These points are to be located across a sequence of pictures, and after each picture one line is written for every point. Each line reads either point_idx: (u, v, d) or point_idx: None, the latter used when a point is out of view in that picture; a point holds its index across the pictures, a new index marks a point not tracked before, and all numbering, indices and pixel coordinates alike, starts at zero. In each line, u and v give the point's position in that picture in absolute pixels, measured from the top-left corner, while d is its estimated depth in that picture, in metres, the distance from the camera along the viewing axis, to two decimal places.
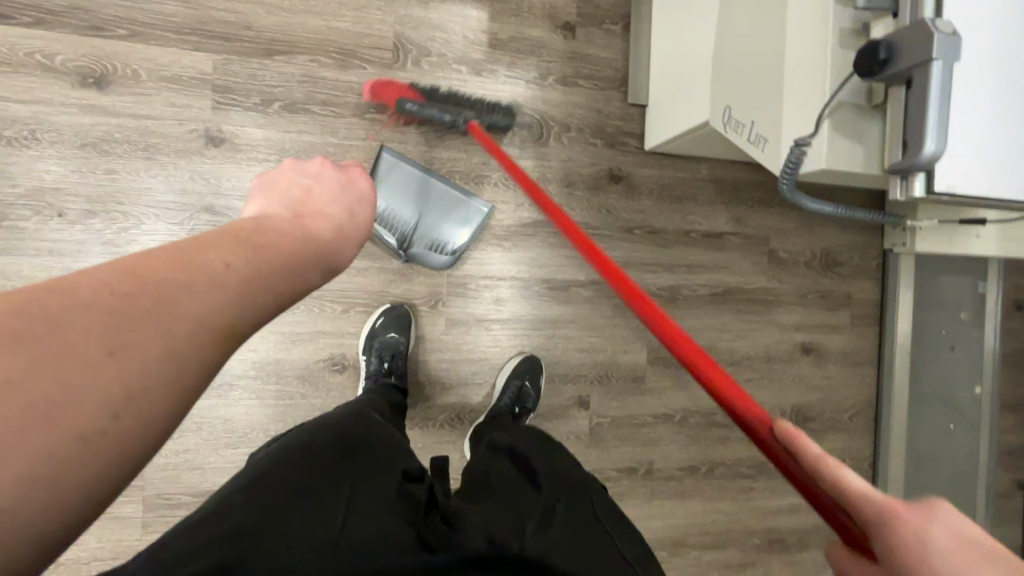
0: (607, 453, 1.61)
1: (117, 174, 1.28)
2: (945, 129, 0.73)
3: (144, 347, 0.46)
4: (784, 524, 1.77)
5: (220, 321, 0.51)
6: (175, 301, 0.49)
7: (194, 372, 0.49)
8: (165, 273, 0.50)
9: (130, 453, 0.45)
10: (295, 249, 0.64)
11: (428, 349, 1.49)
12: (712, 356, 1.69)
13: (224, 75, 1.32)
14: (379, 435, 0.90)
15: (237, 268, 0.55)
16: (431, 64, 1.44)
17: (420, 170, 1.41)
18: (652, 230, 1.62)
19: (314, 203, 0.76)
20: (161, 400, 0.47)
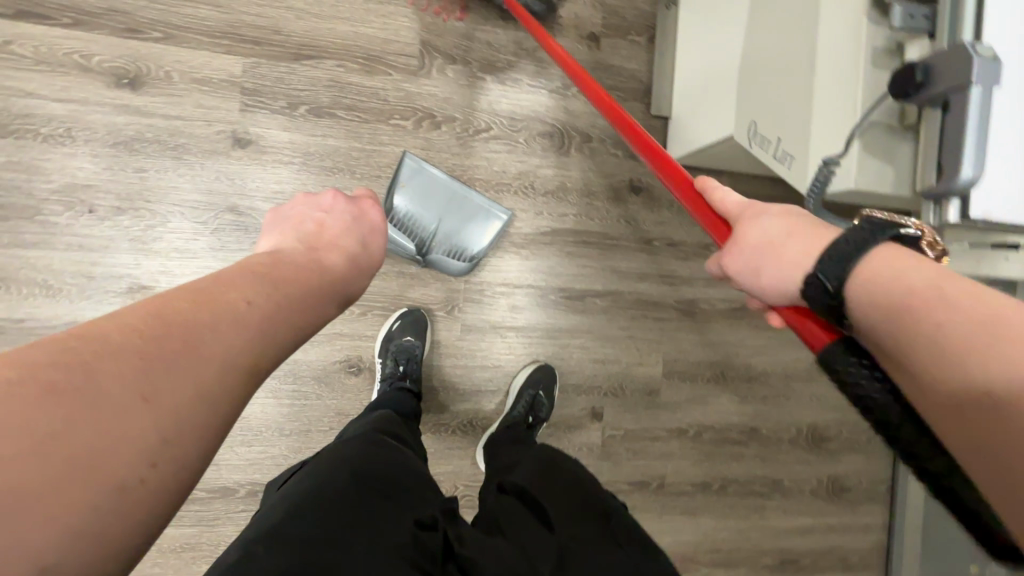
0: (619, 465, 1.59)
1: (146, 172, 1.30)
2: (983, 154, 0.71)
3: (177, 392, 0.47)
4: (797, 546, 1.74)
5: (248, 355, 0.53)
6: (203, 341, 0.50)
7: (222, 412, 0.50)
8: (189, 316, 0.51)
9: (165, 498, 0.46)
10: (309, 283, 0.66)
11: (443, 354, 1.49)
12: (728, 371, 1.67)
13: (253, 78, 1.35)
14: (390, 474, 0.93)
15: (258, 305, 0.57)
16: (456, 71, 1.46)
17: (443, 175, 1.42)
18: (671, 242, 1.61)
19: (325, 236, 0.75)
20: (195, 440, 0.47)
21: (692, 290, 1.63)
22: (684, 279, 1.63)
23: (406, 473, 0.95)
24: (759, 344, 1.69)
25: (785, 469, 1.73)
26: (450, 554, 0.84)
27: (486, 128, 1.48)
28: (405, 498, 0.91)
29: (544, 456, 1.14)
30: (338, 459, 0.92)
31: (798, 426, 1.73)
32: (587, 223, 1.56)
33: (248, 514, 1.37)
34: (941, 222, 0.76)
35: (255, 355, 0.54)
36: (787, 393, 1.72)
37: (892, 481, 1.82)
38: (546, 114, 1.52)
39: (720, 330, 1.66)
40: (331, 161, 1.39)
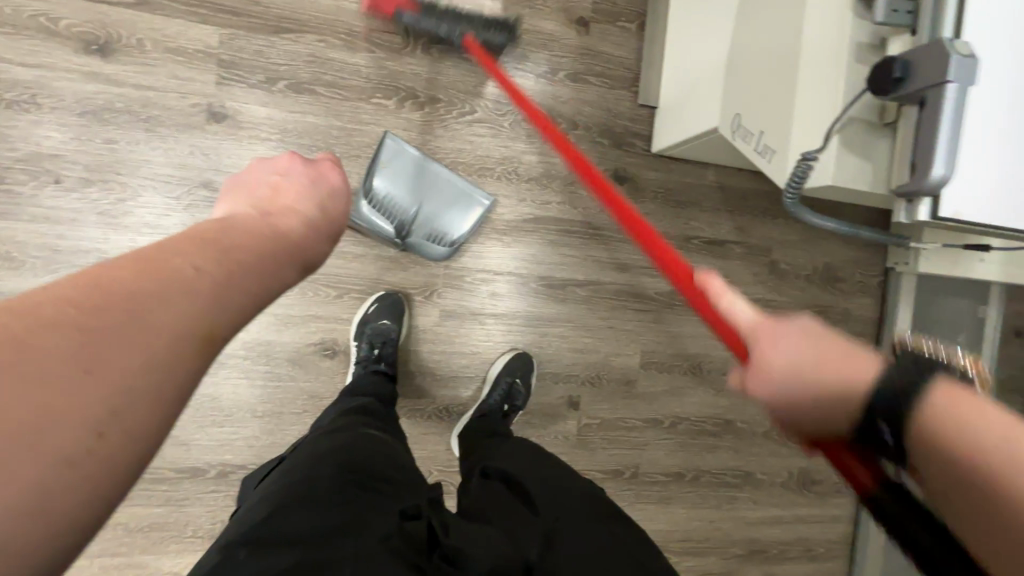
0: (594, 454, 1.60)
1: (116, 144, 1.26)
2: (955, 154, 0.72)
3: (122, 361, 0.44)
4: (766, 536, 1.77)
5: (200, 321, 0.50)
6: (146, 310, 0.47)
7: (178, 378, 0.48)
8: (133, 283, 0.48)
9: (122, 466, 0.44)
10: (269, 248, 0.62)
11: (421, 339, 1.48)
12: (706, 364, 1.68)
13: (230, 50, 1.31)
14: (372, 466, 0.94)
15: (208, 268, 0.53)
16: (441, 51, 1.42)
17: (423, 157, 1.38)
18: (654, 234, 1.61)
19: (282, 200, 0.72)
20: (147, 409, 0.45)
21: (672, 282, 1.63)
22: None
23: (387, 465, 0.97)
24: None
25: (758, 461, 1.75)
26: (438, 545, 0.85)
27: (471, 111, 1.45)
28: (393, 491, 0.91)
29: (533, 450, 1.15)
30: (326, 453, 0.94)
31: (772, 420, 1.76)
32: (570, 212, 1.54)
33: (219, 495, 1.36)
34: (912, 220, 0.77)
35: (211, 320, 0.51)
36: None
37: None
38: (532, 99, 1.50)
39: (699, 323, 1.66)
40: (310, 140, 1.36)
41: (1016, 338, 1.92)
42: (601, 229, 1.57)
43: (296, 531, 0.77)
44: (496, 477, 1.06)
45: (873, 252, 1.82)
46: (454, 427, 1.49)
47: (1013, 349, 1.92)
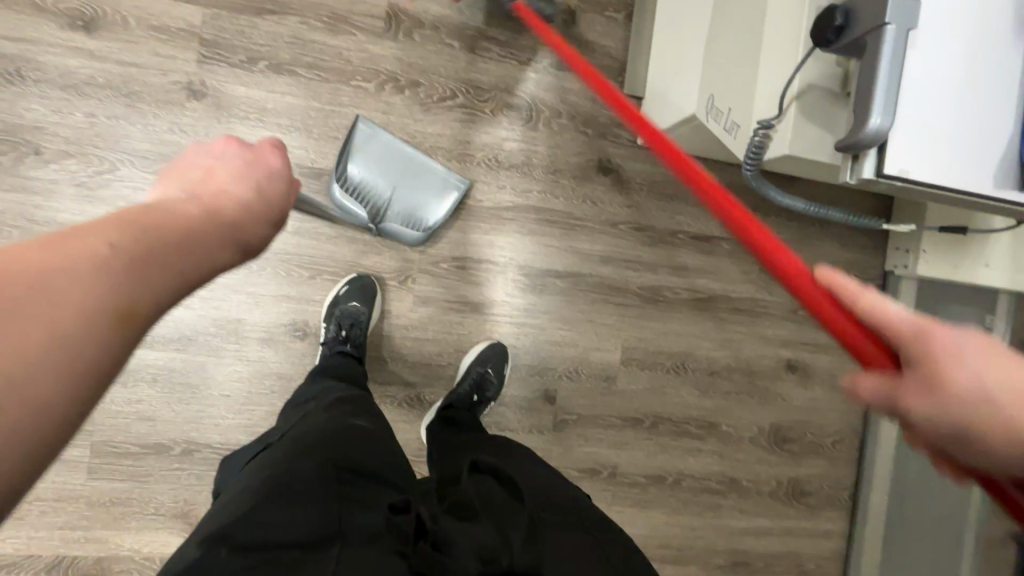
0: (570, 451, 1.56)
1: (97, 118, 1.28)
2: (895, 104, 0.67)
3: (14, 339, 0.40)
4: (751, 547, 1.69)
5: (114, 304, 0.46)
6: (46, 287, 0.43)
7: (88, 360, 0.44)
8: (33, 257, 0.44)
9: (22, 453, 0.40)
10: (208, 232, 0.58)
11: (395, 325, 1.46)
12: (689, 363, 1.63)
13: (212, 29, 1.32)
14: (364, 457, 0.87)
15: (126, 246, 0.49)
16: (423, 36, 1.42)
17: (396, 142, 1.39)
18: (638, 227, 1.57)
19: (215, 182, 0.65)
20: (46, 395, 0.42)
21: (656, 278, 1.59)
22: (649, 266, 1.58)
23: (380, 463, 0.89)
24: (723, 338, 1.65)
25: (744, 468, 1.68)
26: (423, 533, 0.80)
27: (451, 97, 1.44)
28: (379, 484, 0.86)
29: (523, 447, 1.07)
30: (308, 439, 0.88)
31: (760, 424, 1.69)
32: (551, 201, 1.52)
33: (183, 474, 1.35)
34: (856, 179, 0.72)
35: (129, 301, 0.47)
36: (750, 390, 1.67)
37: (855, 489, 1.76)
38: (514, 86, 1.48)
39: (683, 321, 1.61)
40: (288, 120, 1.36)
41: None
42: (583, 221, 1.54)
43: (294, 531, 0.71)
44: (488, 473, 0.92)
45: (871, 255, 1.75)
46: (424, 416, 1.46)
47: None
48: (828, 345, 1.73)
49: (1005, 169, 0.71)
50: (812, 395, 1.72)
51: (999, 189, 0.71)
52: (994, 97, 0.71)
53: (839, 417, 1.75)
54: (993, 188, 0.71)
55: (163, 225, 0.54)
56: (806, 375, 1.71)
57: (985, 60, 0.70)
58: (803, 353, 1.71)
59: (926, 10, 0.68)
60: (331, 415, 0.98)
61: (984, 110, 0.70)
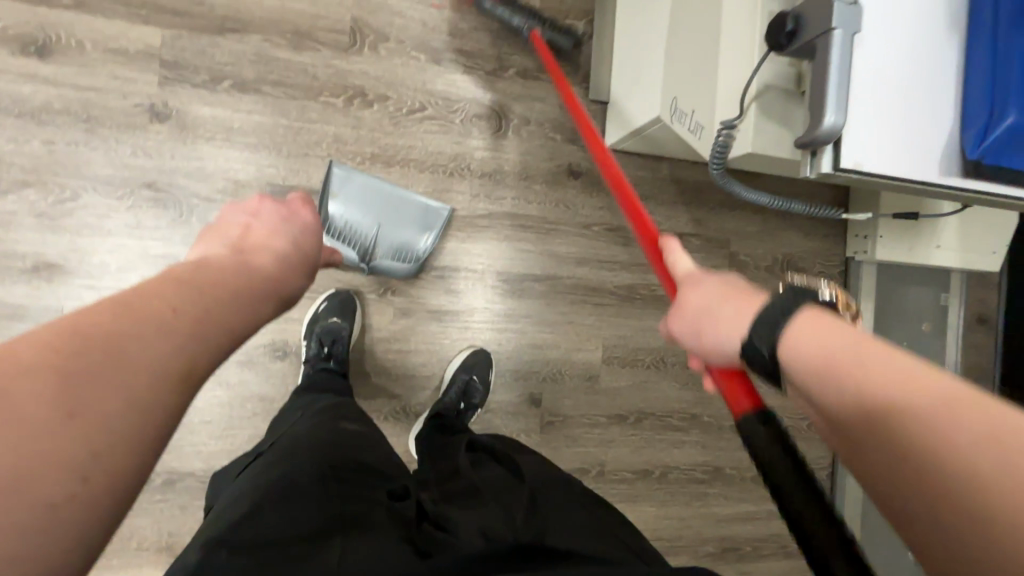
0: (557, 452, 1.57)
1: (55, 145, 1.24)
2: (845, 102, 0.72)
3: (104, 402, 0.46)
4: (739, 533, 1.74)
5: (180, 364, 0.52)
6: (128, 351, 0.49)
7: (161, 416, 0.50)
8: (113, 324, 0.50)
9: (110, 503, 0.46)
10: (251, 286, 0.66)
11: (376, 339, 1.46)
12: (668, 358, 1.67)
13: (173, 50, 1.30)
14: (361, 457, 0.89)
15: (189, 308, 0.56)
16: (389, 49, 1.43)
17: (373, 179, 1.40)
18: (610, 228, 1.60)
19: (257, 239, 0.75)
20: (130, 451, 0.47)
21: (631, 276, 1.63)
22: (624, 265, 1.62)
23: (373, 458, 0.91)
24: None
25: (726, 456, 1.73)
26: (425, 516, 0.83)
27: (420, 108, 1.45)
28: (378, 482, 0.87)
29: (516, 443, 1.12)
30: (302, 447, 0.87)
31: None
32: (525, 207, 1.54)
33: (165, 505, 1.31)
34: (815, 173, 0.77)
35: (191, 361, 0.53)
36: None
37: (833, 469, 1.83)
38: (482, 95, 1.50)
39: (660, 317, 1.65)
40: (256, 138, 1.35)
41: (981, 326, 1.93)
42: (556, 224, 1.56)
43: (299, 530, 0.71)
44: (485, 458, 1.05)
45: (832, 243, 1.83)
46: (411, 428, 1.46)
47: (978, 338, 1.93)
48: None
49: (949, 156, 0.76)
50: None
51: (943, 176, 0.76)
52: (936, 91, 0.76)
53: None
54: (940, 175, 0.76)
55: (216, 284, 0.61)
56: None
57: (924, 56, 0.76)
58: None
59: (868, 13, 0.73)
60: (319, 421, 0.98)
61: (927, 102, 0.75)
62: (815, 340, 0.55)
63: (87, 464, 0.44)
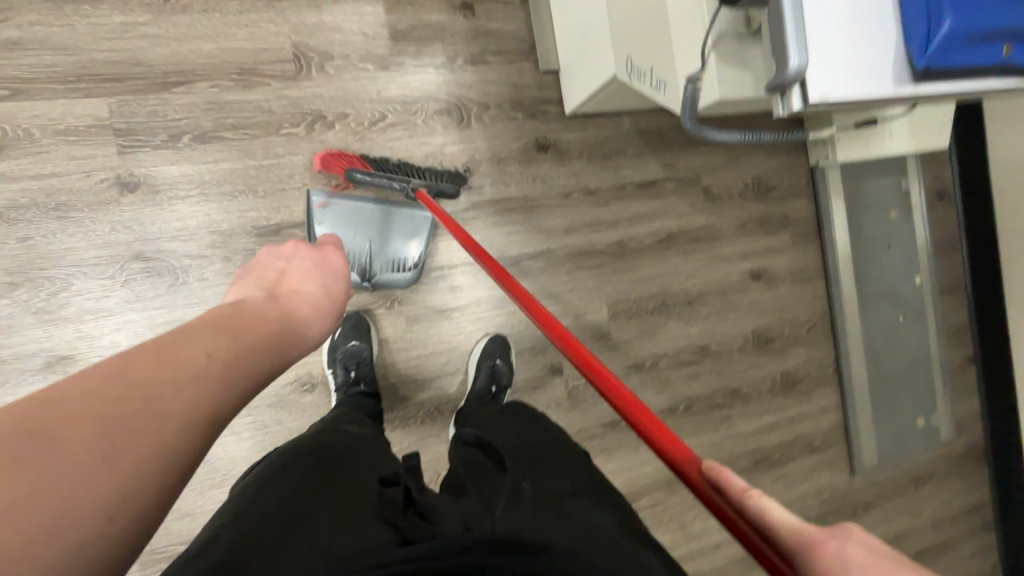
0: (588, 412, 1.65)
1: (33, 240, 1.23)
2: (804, 42, 0.78)
3: (138, 446, 0.52)
4: (767, 442, 1.86)
5: (206, 412, 0.58)
6: (160, 398, 0.55)
7: (184, 460, 0.55)
8: (151, 372, 0.56)
9: (135, 539, 0.51)
10: (276, 333, 0.73)
11: (395, 350, 1.50)
12: (669, 300, 1.75)
13: (124, 117, 1.28)
14: (357, 454, 0.87)
15: (220, 355, 0.63)
16: (336, 67, 1.42)
17: (353, 200, 1.39)
18: (588, 191, 1.65)
19: (290, 283, 0.86)
20: (154, 492, 0.52)
21: (619, 233, 1.69)
22: (609, 223, 1.68)
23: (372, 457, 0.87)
24: (691, 269, 1.77)
25: (741, 377, 1.83)
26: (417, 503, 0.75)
27: (381, 118, 1.46)
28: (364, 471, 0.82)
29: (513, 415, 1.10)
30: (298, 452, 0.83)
31: (744, 334, 1.84)
32: (504, 190, 1.57)
33: None
34: (788, 111, 0.84)
35: (214, 410, 0.59)
36: (727, 307, 1.82)
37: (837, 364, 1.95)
38: (437, 91, 1.51)
39: (653, 264, 1.73)
40: (230, 185, 1.34)
41: (941, 202, 2.06)
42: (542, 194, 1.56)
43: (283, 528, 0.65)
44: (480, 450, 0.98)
45: (794, 156, 1.91)
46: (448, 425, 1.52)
47: (940, 213, 2.06)
48: (781, 247, 1.89)
49: (900, 67, 0.83)
50: (779, 295, 1.89)
51: (899, 87, 0.83)
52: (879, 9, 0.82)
53: (807, 307, 1.93)
54: (896, 87, 0.83)
55: (245, 332, 0.68)
56: (770, 279, 1.87)
57: None
58: (762, 261, 1.86)
59: None
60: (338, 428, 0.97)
61: (873, 21, 0.81)
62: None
63: (116, 504, 0.49)
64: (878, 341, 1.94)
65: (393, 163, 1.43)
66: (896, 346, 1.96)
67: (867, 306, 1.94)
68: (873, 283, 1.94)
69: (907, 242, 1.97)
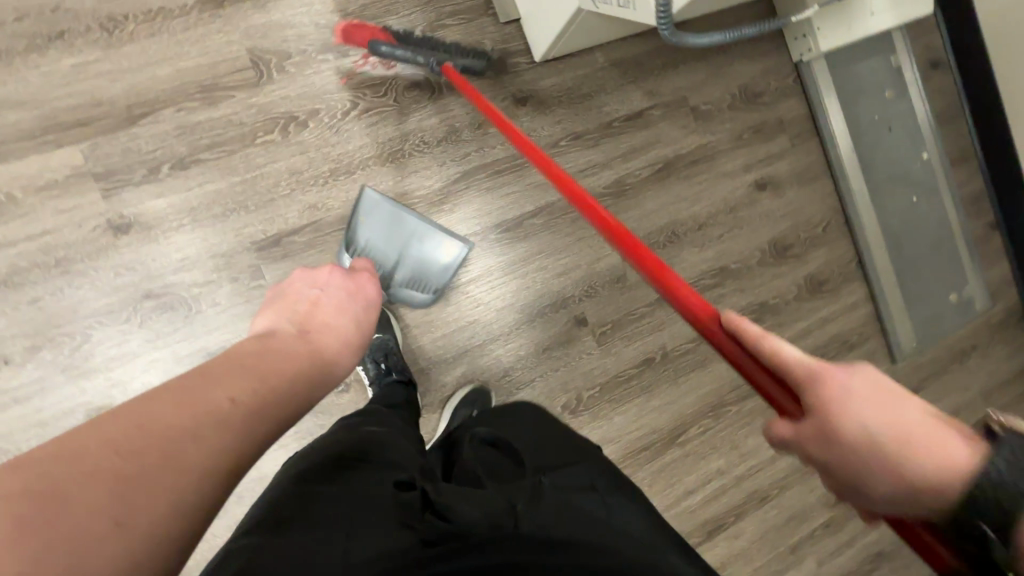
0: (620, 355, 1.65)
1: (43, 300, 1.23)
2: None
3: (154, 503, 0.53)
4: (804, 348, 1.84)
5: (224, 462, 0.59)
6: (181, 452, 0.56)
7: (198, 515, 0.56)
8: (173, 420, 0.58)
9: None
10: (299, 373, 0.75)
11: (419, 334, 1.50)
12: (678, 228, 1.72)
13: (99, 161, 1.26)
14: (380, 448, 0.82)
15: (243, 401, 0.64)
16: (297, 64, 1.39)
17: (396, 209, 1.41)
18: (576, 135, 1.61)
19: (322, 316, 0.92)
20: (165, 551, 0.53)
21: (615, 171, 1.65)
22: (603, 164, 1.64)
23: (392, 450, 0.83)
24: (694, 192, 1.74)
25: (766, 289, 1.80)
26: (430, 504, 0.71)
27: (354, 106, 1.43)
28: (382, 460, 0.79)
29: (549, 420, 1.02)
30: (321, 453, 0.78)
31: (760, 246, 1.80)
32: (491, 153, 1.54)
33: None
34: None
35: (227, 466, 0.60)
36: (738, 223, 1.78)
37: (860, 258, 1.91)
38: (403, 66, 1.47)
39: (655, 196, 1.69)
40: (221, 206, 1.33)
41: (936, 71, 2.00)
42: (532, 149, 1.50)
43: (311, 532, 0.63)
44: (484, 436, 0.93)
45: (778, 55, 1.84)
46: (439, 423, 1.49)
47: (936, 82, 2.00)
48: (781, 152, 1.84)
49: None
50: (788, 200, 1.84)
51: None
52: None
53: (819, 206, 1.88)
54: None
55: (267, 376, 0.70)
56: (776, 187, 1.83)
57: None
58: (764, 169, 1.82)
59: None
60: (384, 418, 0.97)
61: None
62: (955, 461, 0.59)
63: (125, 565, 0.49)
64: (898, 225, 1.91)
65: (415, 36, 1.40)
66: (918, 226, 1.93)
67: (879, 193, 1.90)
68: (881, 168, 1.90)
69: (908, 119, 1.92)
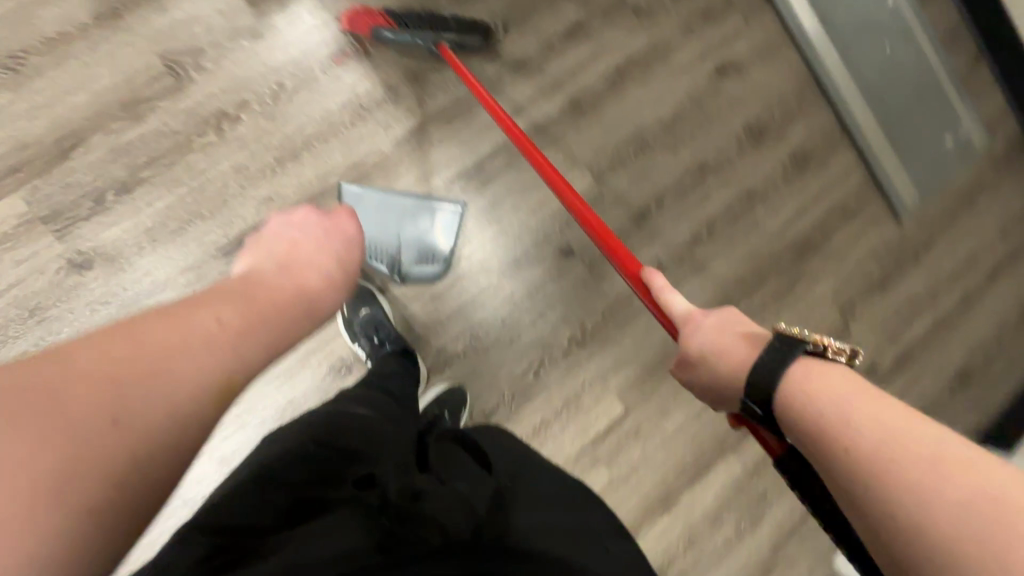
0: (615, 277, 1.55)
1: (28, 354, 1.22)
2: None
3: (151, 403, 0.61)
4: (805, 226, 1.71)
5: (216, 374, 0.68)
6: (171, 364, 0.65)
7: (195, 419, 0.65)
8: (161, 334, 0.67)
9: (147, 482, 0.60)
10: (283, 311, 0.82)
11: (407, 300, 1.44)
12: (645, 134, 1.63)
13: (44, 202, 1.25)
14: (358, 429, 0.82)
15: (227, 323, 0.73)
16: (212, 59, 1.34)
17: (381, 194, 1.38)
18: (517, 64, 1.55)
19: (304, 252, 0.93)
20: (166, 445, 0.61)
21: (566, 92, 1.58)
22: (551, 87, 1.57)
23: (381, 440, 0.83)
24: (654, 93, 1.65)
25: (750, 175, 1.70)
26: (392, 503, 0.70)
27: (280, 87, 1.38)
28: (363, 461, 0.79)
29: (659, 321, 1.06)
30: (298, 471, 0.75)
31: (733, 134, 1.71)
32: (434, 100, 1.46)
33: None
34: None
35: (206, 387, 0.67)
36: (705, 115, 1.69)
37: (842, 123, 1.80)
38: (321, 34, 1.41)
39: (615, 106, 1.62)
40: (174, 219, 1.30)
41: None
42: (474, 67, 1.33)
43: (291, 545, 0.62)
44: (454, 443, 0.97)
45: None
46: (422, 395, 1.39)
47: None
48: (736, 31, 1.74)
49: None
50: (753, 79, 1.74)
51: None
52: None
53: (788, 78, 1.77)
54: None
55: (252, 305, 0.78)
56: (739, 68, 1.73)
57: None
58: (722, 54, 1.72)
59: None
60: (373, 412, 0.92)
61: None
62: (828, 398, 0.68)
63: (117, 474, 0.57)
64: (875, 78, 1.81)
65: (418, 15, 1.41)
66: (897, 75, 1.83)
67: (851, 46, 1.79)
68: (846, 20, 1.79)
69: None
